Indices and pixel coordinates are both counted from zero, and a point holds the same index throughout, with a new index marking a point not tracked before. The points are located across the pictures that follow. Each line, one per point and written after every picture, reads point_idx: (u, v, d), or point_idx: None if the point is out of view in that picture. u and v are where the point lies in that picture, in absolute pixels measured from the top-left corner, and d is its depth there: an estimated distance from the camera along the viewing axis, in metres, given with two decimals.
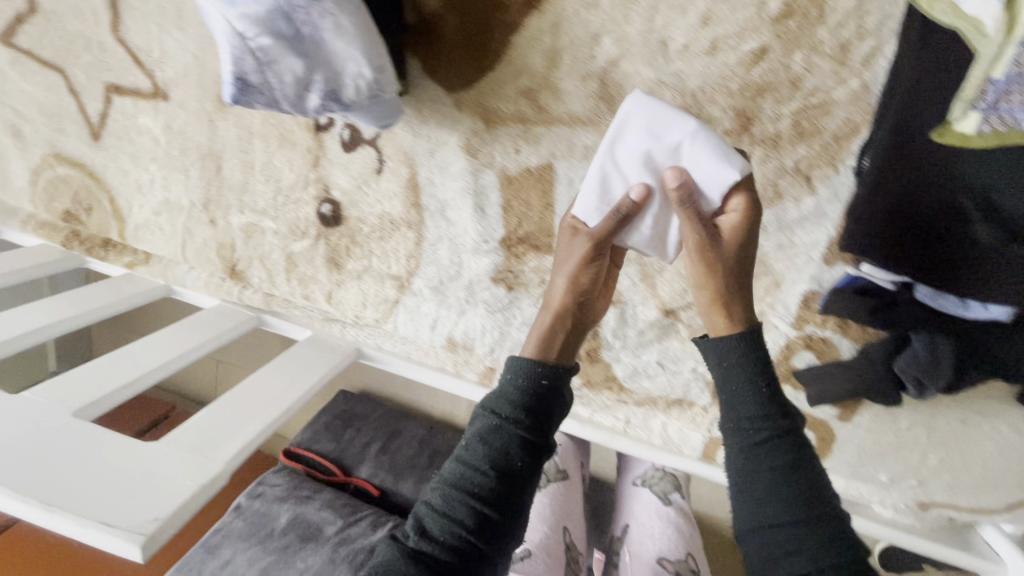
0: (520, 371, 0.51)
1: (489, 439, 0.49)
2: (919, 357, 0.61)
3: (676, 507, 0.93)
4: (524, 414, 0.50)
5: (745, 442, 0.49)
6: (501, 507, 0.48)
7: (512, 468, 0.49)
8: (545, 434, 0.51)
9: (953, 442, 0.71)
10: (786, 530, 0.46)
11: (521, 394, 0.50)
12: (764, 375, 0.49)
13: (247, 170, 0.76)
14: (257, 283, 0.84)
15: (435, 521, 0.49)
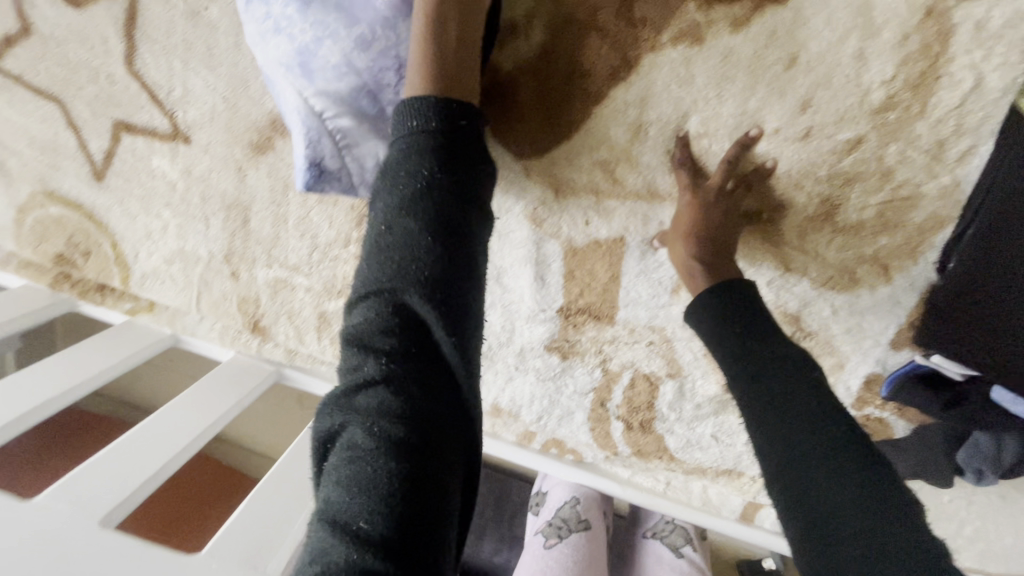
0: (413, 114, 0.37)
1: (399, 218, 0.36)
2: (984, 451, 0.61)
3: (689, 560, 0.87)
4: (431, 160, 0.36)
5: (763, 377, 0.47)
6: (447, 280, 0.36)
7: (446, 231, 0.36)
8: (468, 180, 0.38)
9: (992, 516, 0.73)
10: (821, 479, 0.42)
11: (428, 144, 0.37)
12: (769, 340, 0.48)
13: (279, 224, 0.69)
14: (282, 340, 0.77)
15: (371, 343, 0.36)
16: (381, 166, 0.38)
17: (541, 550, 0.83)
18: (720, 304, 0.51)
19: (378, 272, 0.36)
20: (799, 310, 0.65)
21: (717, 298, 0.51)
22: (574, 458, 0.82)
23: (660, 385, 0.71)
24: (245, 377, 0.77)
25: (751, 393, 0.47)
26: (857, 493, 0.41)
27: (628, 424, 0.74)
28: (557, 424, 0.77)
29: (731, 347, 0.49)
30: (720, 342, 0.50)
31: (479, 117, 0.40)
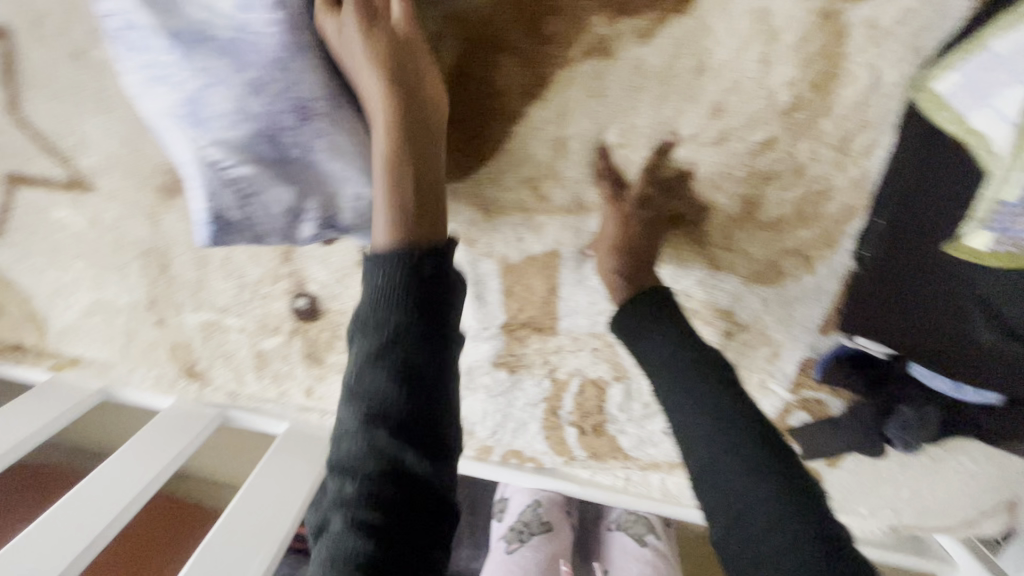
0: (390, 257, 0.38)
1: (374, 363, 0.37)
2: (909, 423, 0.64)
3: (652, 549, 0.91)
4: (413, 309, 0.37)
5: (684, 373, 0.47)
6: (428, 426, 0.38)
7: (422, 380, 0.38)
8: (447, 328, 0.39)
9: (924, 476, 0.78)
10: (736, 481, 0.42)
11: (394, 287, 0.37)
12: (687, 343, 0.48)
13: (201, 266, 0.66)
14: (222, 383, 0.74)
15: (359, 478, 0.37)
16: (361, 304, 0.39)
17: (502, 556, 0.86)
18: (635, 323, 0.51)
19: (364, 411, 0.38)
20: (731, 305, 0.67)
21: (636, 304, 0.51)
22: (534, 466, 0.83)
23: (608, 388, 0.72)
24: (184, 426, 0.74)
25: (672, 399, 0.47)
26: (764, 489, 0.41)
27: (582, 429, 0.75)
28: (512, 436, 0.77)
29: (651, 350, 0.49)
30: (642, 344, 0.50)
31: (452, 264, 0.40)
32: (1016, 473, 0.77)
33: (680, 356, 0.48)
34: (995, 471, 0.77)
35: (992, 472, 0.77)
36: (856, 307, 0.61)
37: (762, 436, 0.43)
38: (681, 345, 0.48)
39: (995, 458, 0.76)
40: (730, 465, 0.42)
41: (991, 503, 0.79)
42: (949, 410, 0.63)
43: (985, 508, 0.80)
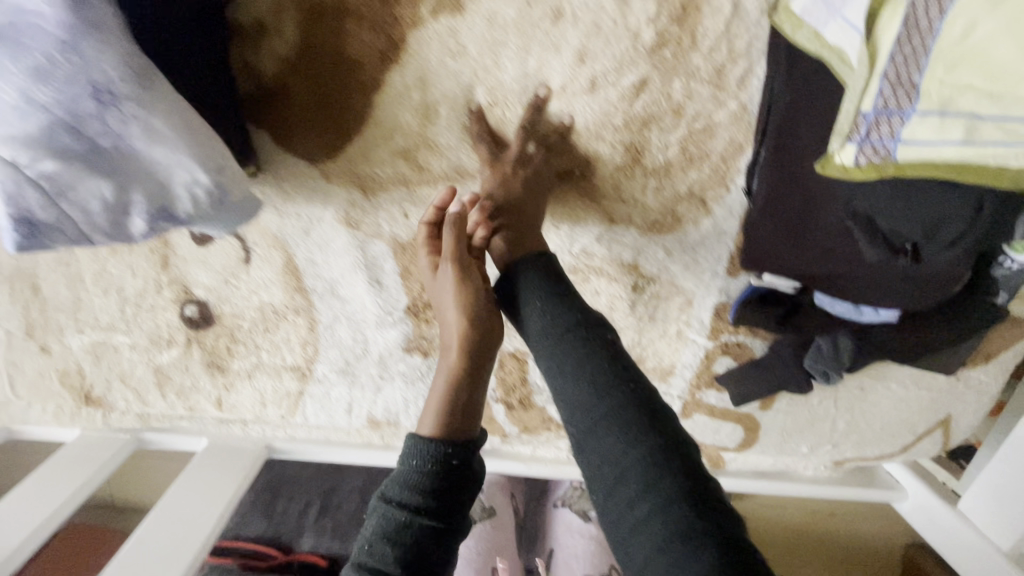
0: (420, 454, 0.47)
1: (394, 530, 0.45)
2: (823, 352, 0.65)
3: (597, 523, 0.92)
4: (431, 501, 0.46)
5: (563, 341, 0.47)
6: None
7: (423, 557, 0.45)
8: (453, 519, 0.47)
9: (856, 406, 0.78)
10: (610, 441, 0.42)
11: (419, 465, 0.47)
12: (560, 304, 0.49)
13: (75, 285, 0.62)
14: (125, 407, 0.70)
15: None
16: (389, 478, 0.48)
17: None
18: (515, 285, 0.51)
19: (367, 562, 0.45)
20: (635, 258, 0.65)
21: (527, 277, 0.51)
22: None
23: (528, 359, 0.70)
24: (94, 454, 0.70)
25: (552, 358, 0.47)
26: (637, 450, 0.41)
27: (509, 404, 0.73)
28: None
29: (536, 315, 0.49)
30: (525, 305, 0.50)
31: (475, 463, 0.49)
32: (943, 391, 0.77)
33: (561, 319, 0.48)
34: (923, 392, 0.77)
35: (920, 393, 0.77)
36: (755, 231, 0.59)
37: (635, 396, 0.43)
38: (563, 308, 0.48)
39: (921, 379, 0.76)
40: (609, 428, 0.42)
41: (926, 425, 0.80)
42: (866, 342, 0.62)
43: (920, 431, 0.81)
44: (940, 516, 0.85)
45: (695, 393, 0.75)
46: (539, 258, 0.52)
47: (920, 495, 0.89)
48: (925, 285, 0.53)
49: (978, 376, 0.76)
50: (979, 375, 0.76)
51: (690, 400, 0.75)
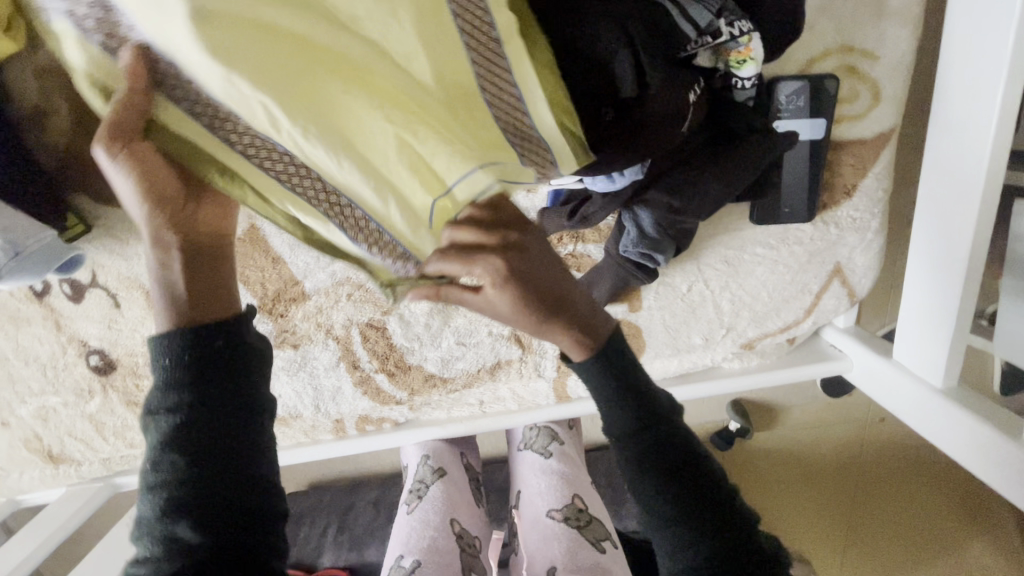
0: (166, 348, 0.41)
1: (175, 434, 0.40)
2: (633, 234, 0.65)
3: (557, 456, 0.85)
4: (191, 392, 0.40)
5: (618, 404, 0.48)
6: (217, 481, 0.40)
7: (208, 444, 0.40)
8: (236, 389, 0.42)
9: (732, 281, 0.76)
10: (655, 484, 0.46)
11: (184, 365, 0.41)
12: (631, 371, 0.48)
13: (5, 363, 0.76)
14: (84, 457, 0.83)
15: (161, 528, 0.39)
16: (152, 391, 0.42)
17: (402, 516, 0.80)
18: (595, 380, 0.48)
19: (160, 474, 0.40)
20: None
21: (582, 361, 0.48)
22: (391, 424, 0.86)
23: (386, 325, 0.76)
24: (71, 503, 0.83)
25: (622, 429, 0.48)
26: (696, 525, 0.45)
27: (389, 372, 0.78)
28: (340, 405, 0.81)
29: (600, 393, 0.49)
30: (586, 383, 0.50)
31: (249, 334, 0.44)
32: (818, 240, 0.73)
33: (625, 411, 0.47)
34: (795, 247, 0.74)
35: (794, 247, 0.74)
36: None
37: (689, 459, 0.47)
38: (612, 384, 0.47)
39: (787, 234, 0.73)
40: (681, 489, 0.46)
41: (819, 281, 0.76)
42: (664, 213, 0.61)
43: (817, 289, 0.76)
44: (881, 371, 0.79)
45: None
46: (613, 357, 0.48)
47: (863, 359, 0.83)
48: (648, 133, 0.52)
49: (846, 214, 0.72)
50: (848, 212, 0.72)
51: None
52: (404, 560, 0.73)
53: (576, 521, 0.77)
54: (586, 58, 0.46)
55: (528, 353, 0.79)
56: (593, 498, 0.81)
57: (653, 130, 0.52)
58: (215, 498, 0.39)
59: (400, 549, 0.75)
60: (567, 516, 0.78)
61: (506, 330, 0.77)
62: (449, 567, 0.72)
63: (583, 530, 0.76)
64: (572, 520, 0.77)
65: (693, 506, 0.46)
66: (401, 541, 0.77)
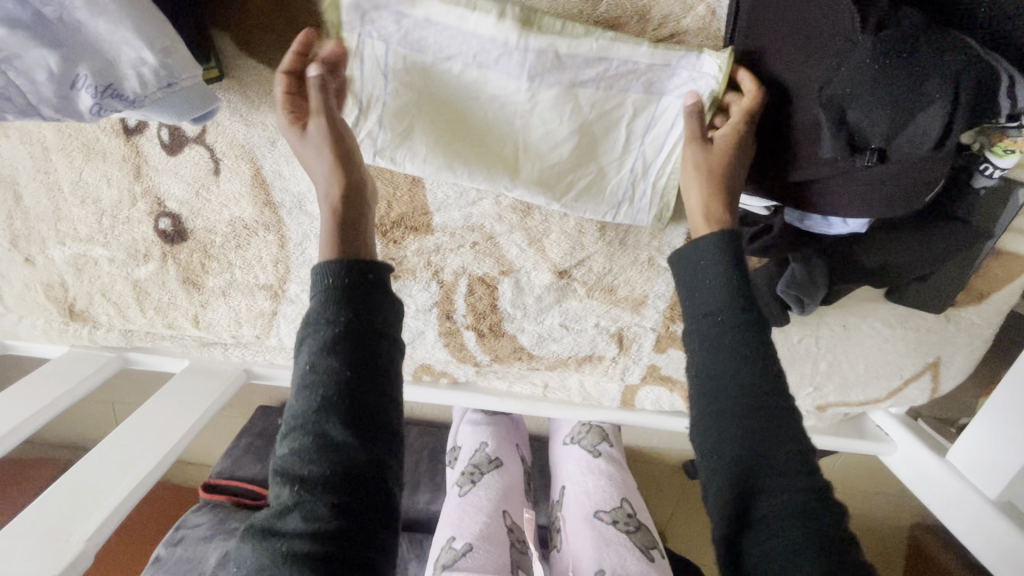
0: (330, 266, 0.46)
1: (334, 346, 0.43)
2: (797, 276, 0.59)
3: (606, 457, 0.94)
4: (346, 309, 0.44)
5: (707, 292, 0.47)
6: (364, 402, 0.43)
7: (360, 361, 0.43)
8: (378, 319, 0.45)
9: (838, 346, 0.77)
10: (733, 379, 0.44)
11: (342, 295, 0.45)
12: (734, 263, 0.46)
13: (54, 194, 0.65)
14: (107, 322, 0.74)
15: (318, 426, 0.42)
16: (308, 310, 0.46)
17: (456, 499, 0.89)
18: (694, 268, 0.48)
19: (315, 385, 0.43)
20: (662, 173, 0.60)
21: (681, 259, 0.49)
22: (449, 380, 0.82)
23: (497, 285, 0.70)
24: (79, 366, 0.74)
25: (711, 314, 0.46)
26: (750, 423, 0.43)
27: (480, 332, 0.74)
28: (413, 348, 0.78)
29: (693, 280, 0.48)
30: (681, 271, 0.49)
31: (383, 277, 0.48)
32: (930, 332, 0.74)
33: (722, 294, 0.46)
34: (910, 333, 0.74)
35: (909, 333, 0.74)
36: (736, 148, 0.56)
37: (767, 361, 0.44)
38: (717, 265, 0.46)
39: (910, 319, 0.73)
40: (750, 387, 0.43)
41: (913, 370, 0.78)
42: (843, 269, 0.60)
43: (908, 376, 0.78)
44: (927, 465, 0.83)
45: (668, 325, 0.73)
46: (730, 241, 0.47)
47: (910, 448, 0.86)
48: (902, 186, 0.48)
49: (969, 316, 0.72)
50: (973, 317, 0.73)
51: (664, 334, 0.73)
52: (455, 542, 0.82)
53: (625, 525, 0.85)
54: (891, 95, 0.42)
55: (622, 355, 0.76)
56: (639, 504, 0.89)
57: (907, 184, 0.48)
58: (366, 419, 0.43)
59: (452, 531, 0.83)
60: (615, 520, 0.85)
61: (613, 327, 0.73)
62: (501, 553, 0.81)
63: (632, 534, 0.84)
64: (621, 524, 0.85)
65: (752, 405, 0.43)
66: (452, 523, 0.85)
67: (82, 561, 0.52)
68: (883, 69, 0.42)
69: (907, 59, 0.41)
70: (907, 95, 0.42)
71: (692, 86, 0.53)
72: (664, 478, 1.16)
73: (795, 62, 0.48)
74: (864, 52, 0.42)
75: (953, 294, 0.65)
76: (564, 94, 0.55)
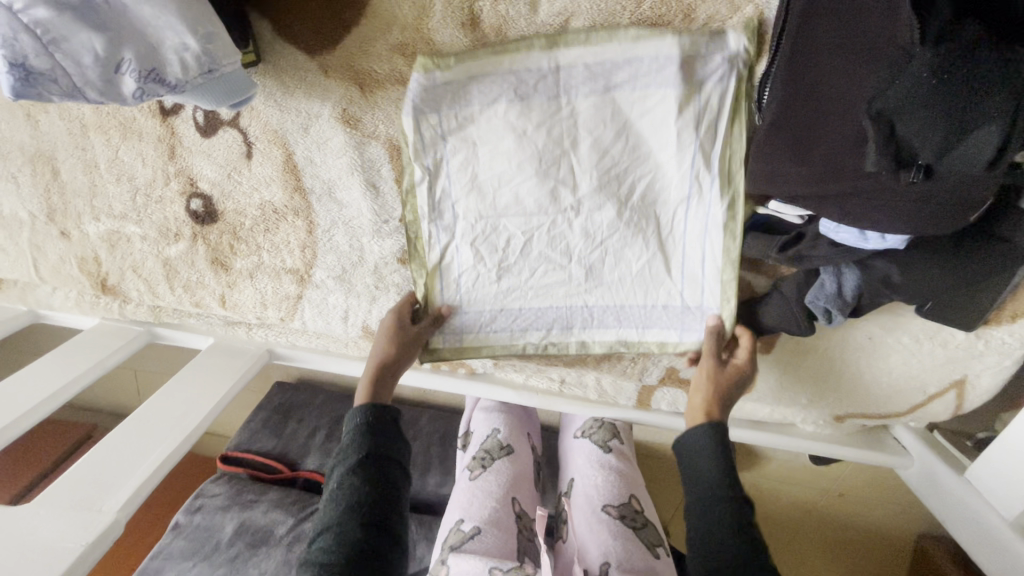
0: (359, 413, 0.61)
1: (359, 466, 0.57)
2: (827, 289, 0.61)
3: (616, 453, 0.94)
4: (370, 442, 0.59)
5: (699, 446, 0.59)
6: (383, 502, 0.56)
7: (381, 478, 0.57)
8: (393, 450, 0.60)
9: (863, 358, 0.76)
10: (714, 532, 0.54)
11: (368, 428, 0.60)
12: (721, 454, 0.57)
13: (91, 171, 0.67)
14: (137, 298, 0.76)
15: (342, 523, 0.54)
16: (339, 444, 0.60)
17: (466, 482, 0.90)
18: (694, 449, 0.59)
19: (341, 496, 0.55)
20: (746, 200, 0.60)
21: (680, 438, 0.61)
22: (467, 370, 0.84)
23: None
24: (109, 338, 0.76)
25: (703, 483, 0.57)
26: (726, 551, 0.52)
27: None
28: None
29: (690, 452, 0.60)
30: (686, 451, 0.60)
31: (398, 422, 0.63)
32: (959, 350, 0.72)
33: (709, 455, 0.57)
34: (938, 350, 0.73)
35: (937, 350, 0.73)
36: (773, 162, 0.53)
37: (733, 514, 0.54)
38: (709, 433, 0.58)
39: (940, 336, 0.72)
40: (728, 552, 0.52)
41: (938, 386, 0.76)
42: (876, 281, 0.58)
43: (931, 392, 0.77)
44: (944, 482, 0.82)
45: None
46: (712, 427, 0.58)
47: (928, 465, 0.85)
48: (941, 203, 0.46)
49: (1003, 336, 0.68)
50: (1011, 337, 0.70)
51: None
52: (464, 524, 0.83)
53: (632, 521, 0.85)
54: (946, 110, 0.40)
55: (642, 356, 0.75)
56: (647, 500, 0.90)
57: (948, 200, 0.46)
58: (380, 520, 0.54)
59: (460, 514, 0.85)
60: (623, 515, 0.86)
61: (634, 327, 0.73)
62: (509, 539, 0.82)
63: (638, 530, 0.84)
64: (629, 520, 0.85)
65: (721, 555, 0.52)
66: (461, 505, 0.86)
67: (112, 532, 0.54)
68: (940, 83, 0.40)
69: (968, 72, 0.39)
70: (961, 111, 0.40)
71: (726, 66, 0.54)
72: (673, 478, 1.15)
73: (844, 73, 0.47)
74: (921, 67, 0.40)
75: (985, 312, 0.63)
76: (603, 100, 0.56)
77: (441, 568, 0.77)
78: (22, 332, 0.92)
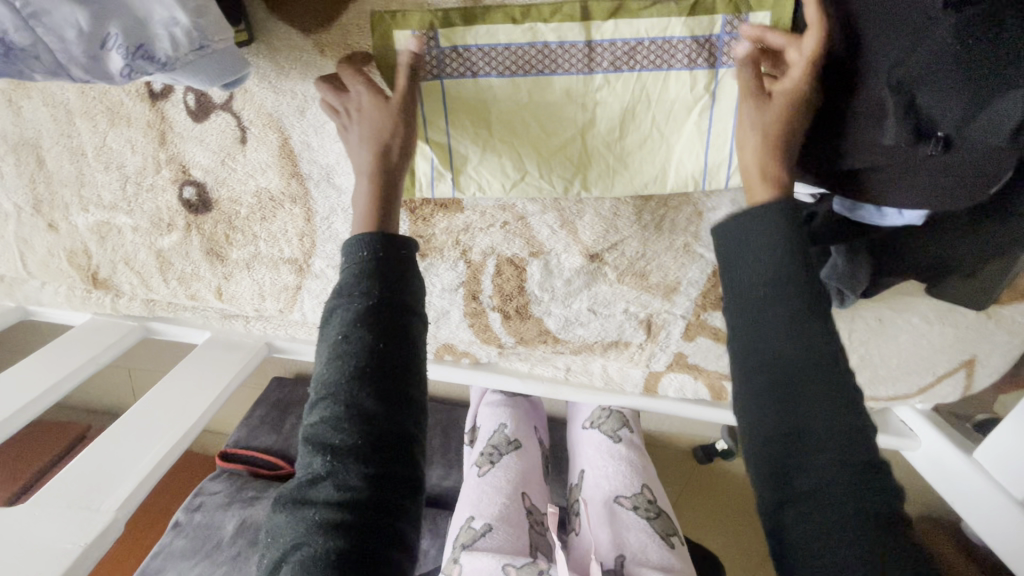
0: (359, 244, 0.44)
1: (366, 315, 0.42)
2: (838, 268, 0.58)
3: (626, 442, 0.93)
4: (376, 288, 0.43)
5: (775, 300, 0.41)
6: (399, 370, 0.42)
7: (394, 335, 0.42)
8: (406, 298, 0.44)
9: (873, 340, 0.75)
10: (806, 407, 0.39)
11: (371, 267, 0.43)
12: (794, 249, 0.41)
13: (78, 158, 0.64)
14: (130, 291, 0.74)
15: (352, 397, 0.41)
16: (336, 283, 0.44)
17: (475, 479, 0.89)
18: (752, 297, 0.42)
19: (345, 362, 0.41)
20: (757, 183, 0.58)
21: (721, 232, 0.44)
22: (470, 360, 0.82)
23: (526, 266, 0.68)
24: (102, 333, 0.74)
25: (768, 344, 0.41)
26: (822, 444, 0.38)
27: (505, 313, 0.73)
28: (436, 327, 0.77)
29: (740, 246, 0.43)
30: (736, 303, 0.43)
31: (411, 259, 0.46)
32: (969, 330, 0.71)
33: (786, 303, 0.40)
34: (948, 330, 0.72)
35: (947, 330, 0.72)
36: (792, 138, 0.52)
37: (827, 391, 0.39)
38: (789, 262, 0.41)
39: (950, 316, 0.71)
40: (817, 377, 0.39)
41: (947, 367, 0.75)
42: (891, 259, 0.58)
43: (941, 373, 0.76)
44: (951, 463, 0.81)
45: (699, 313, 0.70)
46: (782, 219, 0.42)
47: (936, 447, 0.84)
48: (965, 176, 0.45)
49: (1012, 314, 0.68)
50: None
51: (694, 322, 0.71)
52: (475, 521, 0.82)
53: (645, 512, 0.85)
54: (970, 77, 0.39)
55: (649, 342, 0.74)
56: (658, 489, 0.89)
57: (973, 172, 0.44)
58: (397, 391, 0.41)
59: (471, 511, 0.83)
60: (635, 506, 0.85)
61: (642, 313, 0.71)
62: (521, 535, 0.81)
63: (652, 520, 0.83)
64: (641, 511, 0.85)
65: (801, 376, 0.39)
66: (471, 502, 0.85)
67: (110, 532, 0.52)
68: (965, 46, 0.38)
69: (993, 37, 0.37)
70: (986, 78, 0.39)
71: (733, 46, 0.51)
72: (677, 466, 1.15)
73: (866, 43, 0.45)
74: (943, 32, 0.39)
75: (999, 290, 0.62)
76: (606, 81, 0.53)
77: (454, 567, 0.76)
78: (10, 330, 0.89)
